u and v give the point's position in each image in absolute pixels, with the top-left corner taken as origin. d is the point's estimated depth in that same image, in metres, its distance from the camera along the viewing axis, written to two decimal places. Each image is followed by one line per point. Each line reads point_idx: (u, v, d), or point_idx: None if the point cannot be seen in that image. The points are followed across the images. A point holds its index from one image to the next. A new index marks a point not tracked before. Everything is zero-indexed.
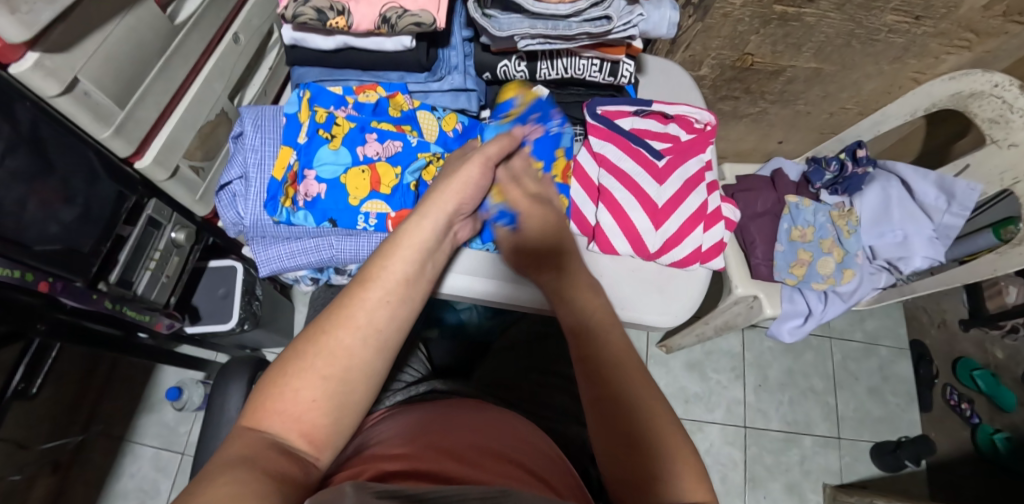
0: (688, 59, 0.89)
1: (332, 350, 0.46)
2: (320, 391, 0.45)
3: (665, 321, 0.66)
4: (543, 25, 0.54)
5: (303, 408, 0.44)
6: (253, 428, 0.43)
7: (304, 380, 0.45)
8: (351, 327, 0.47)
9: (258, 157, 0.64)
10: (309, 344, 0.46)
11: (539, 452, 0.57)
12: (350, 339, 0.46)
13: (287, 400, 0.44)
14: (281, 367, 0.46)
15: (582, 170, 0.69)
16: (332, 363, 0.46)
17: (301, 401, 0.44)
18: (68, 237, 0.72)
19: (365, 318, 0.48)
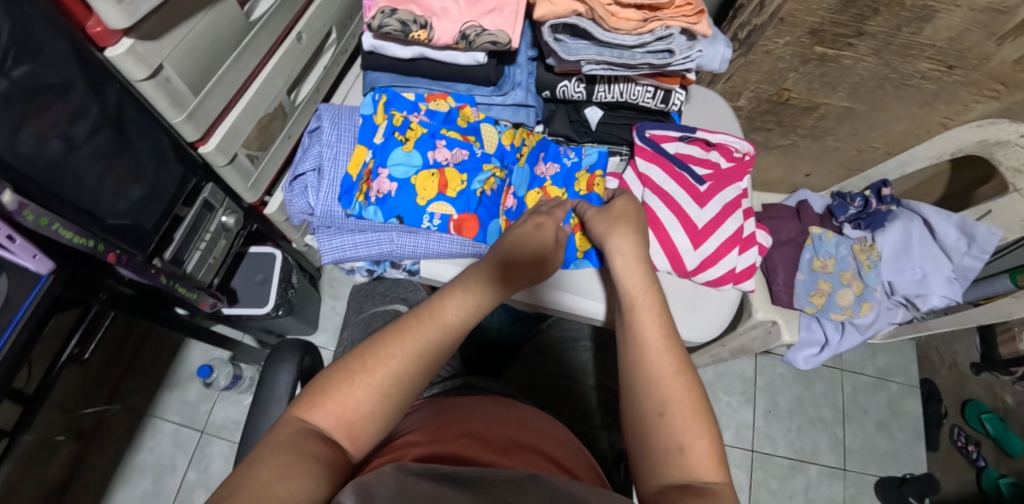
0: (728, 90, 0.93)
1: (388, 361, 0.50)
2: (373, 402, 0.49)
3: (698, 336, 0.70)
4: (608, 53, 0.60)
5: (352, 413, 0.48)
6: (305, 420, 0.47)
7: (357, 387, 0.49)
8: (408, 347, 0.52)
9: (332, 152, 0.69)
10: (368, 358, 0.50)
11: (566, 448, 0.61)
12: (402, 356, 0.51)
13: (342, 401, 0.48)
14: (342, 374, 0.50)
15: (627, 189, 0.73)
16: (383, 375, 0.50)
17: (353, 402, 0.48)
18: (134, 214, 0.77)
19: (419, 339, 0.53)
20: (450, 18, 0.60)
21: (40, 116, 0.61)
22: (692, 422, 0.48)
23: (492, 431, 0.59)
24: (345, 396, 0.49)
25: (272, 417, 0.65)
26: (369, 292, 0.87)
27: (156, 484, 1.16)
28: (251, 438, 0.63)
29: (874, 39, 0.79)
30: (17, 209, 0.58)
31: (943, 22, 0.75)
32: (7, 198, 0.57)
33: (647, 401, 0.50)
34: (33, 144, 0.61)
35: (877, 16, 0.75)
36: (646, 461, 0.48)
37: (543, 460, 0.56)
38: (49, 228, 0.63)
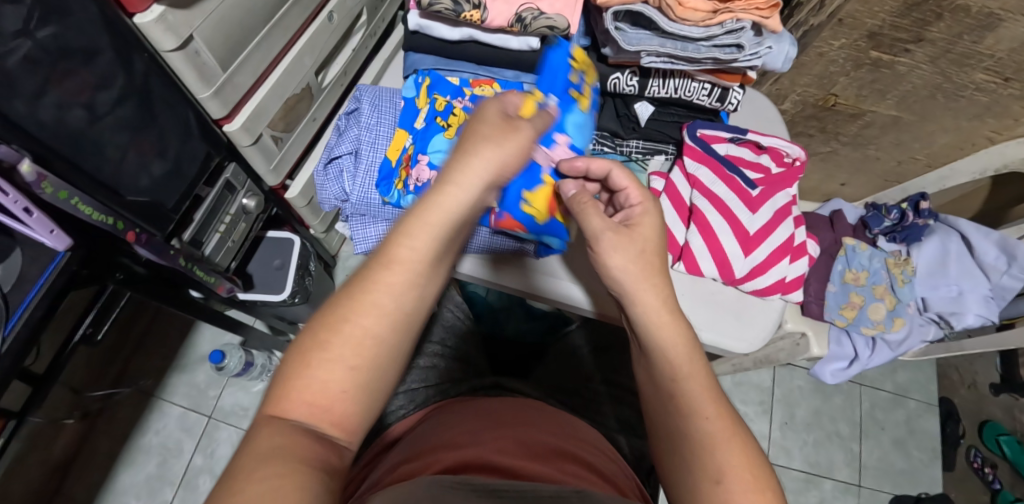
0: (773, 92, 0.90)
1: (373, 315, 0.36)
2: (353, 381, 0.35)
3: (743, 347, 0.67)
4: (671, 44, 0.57)
5: (323, 406, 0.34)
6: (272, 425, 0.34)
7: (325, 369, 0.35)
8: (376, 308, 0.36)
9: (371, 136, 0.70)
10: (322, 331, 0.35)
11: (599, 454, 0.59)
12: (384, 316, 0.36)
13: (315, 386, 0.34)
14: (304, 353, 0.35)
15: (675, 189, 0.71)
16: (371, 348, 0.36)
17: (330, 384, 0.35)
18: (155, 191, 0.73)
19: (396, 295, 0.37)
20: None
21: (65, 82, 0.56)
22: (752, 485, 0.41)
23: (515, 440, 0.55)
24: (307, 384, 0.34)
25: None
26: None
27: (161, 468, 1.13)
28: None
29: (932, 46, 0.76)
30: (35, 181, 0.55)
31: (1007, 31, 0.72)
32: (25, 168, 0.54)
33: (698, 465, 0.43)
34: (57, 112, 0.56)
35: (939, 22, 0.72)
36: (684, 477, 0.44)
37: (578, 466, 0.54)
38: (68, 202, 0.58)
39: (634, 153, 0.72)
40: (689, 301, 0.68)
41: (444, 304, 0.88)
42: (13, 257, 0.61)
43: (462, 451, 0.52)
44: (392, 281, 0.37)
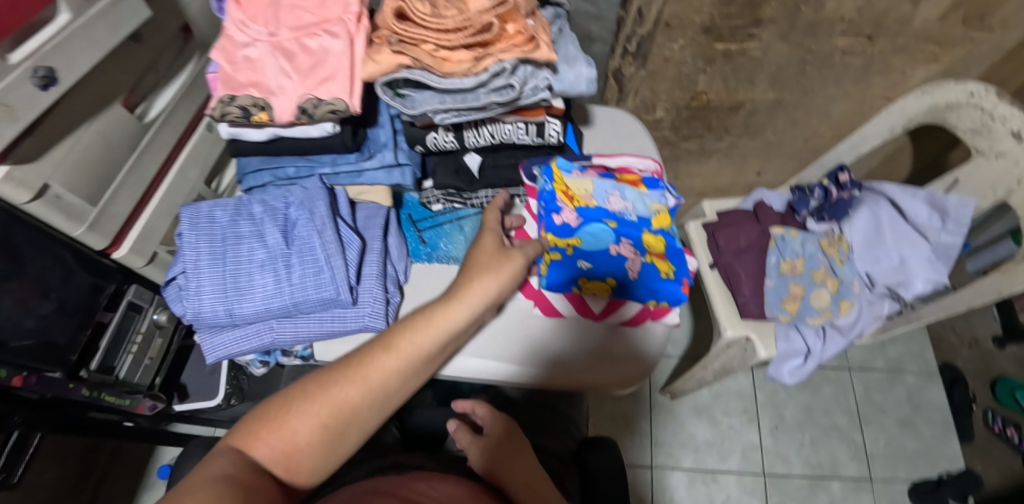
0: (640, 105, 0.87)
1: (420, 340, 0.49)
2: (310, 433, 0.44)
3: (619, 385, 0.61)
4: (453, 98, 0.56)
5: (314, 446, 0.44)
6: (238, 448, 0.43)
7: (299, 419, 0.44)
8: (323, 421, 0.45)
9: (196, 254, 0.61)
10: (298, 399, 0.45)
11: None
12: (325, 416, 0.45)
13: (281, 432, 0.44)
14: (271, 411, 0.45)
15: (526, 233, 0.67)
16: (323, 437, 0.45)
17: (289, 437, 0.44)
18: (42, 331, 0.75)
19: (351, 412, 0.46)
20: (287, 95, 0.57)
21: None
22: None
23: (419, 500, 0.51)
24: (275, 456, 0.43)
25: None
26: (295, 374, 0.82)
27: None
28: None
29: (775, 24, 0.73)
30: None
31: None
32: None
33: None
34: None
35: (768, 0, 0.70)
36: None
37: None
38: None
39: (485, 203, 0.71)
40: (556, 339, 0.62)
41: None
42: None
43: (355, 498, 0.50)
44: (345, 394, 0.46)
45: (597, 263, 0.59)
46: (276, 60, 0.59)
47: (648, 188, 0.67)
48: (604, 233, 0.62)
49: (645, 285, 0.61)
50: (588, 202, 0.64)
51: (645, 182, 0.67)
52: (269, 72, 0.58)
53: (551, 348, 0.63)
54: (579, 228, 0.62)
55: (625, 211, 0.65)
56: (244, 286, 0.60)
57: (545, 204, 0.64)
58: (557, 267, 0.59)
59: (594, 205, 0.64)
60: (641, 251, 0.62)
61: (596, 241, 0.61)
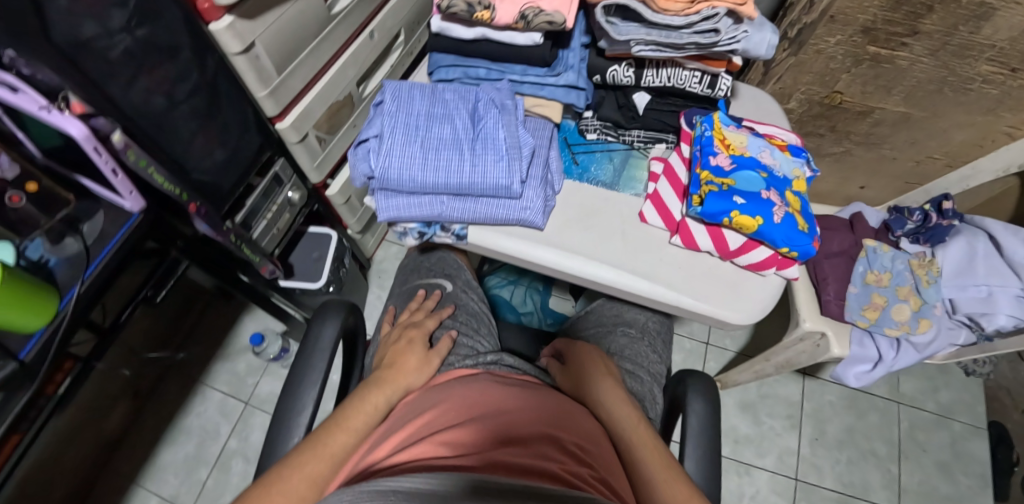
0: (778, 92, 0.94)
1: None
2: (324, 467, 0.53)
3: (737, 318, 0.69)
4: (657, 33, 0.64)
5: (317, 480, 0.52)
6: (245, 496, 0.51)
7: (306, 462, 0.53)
8: (325, 458, 0.54)
9: (395, 121, 0.69)
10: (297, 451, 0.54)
11: (581, 430, 0.58)
12: (324, 464, 0.53)
13: (300, 464, 0.52)
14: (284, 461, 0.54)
15: (673, 172, 0.74)
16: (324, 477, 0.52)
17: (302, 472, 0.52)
18: (214, 174, 0.86)
19: (335, 453, 0.54)
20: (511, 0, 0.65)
21: (152, 74, 0.70)
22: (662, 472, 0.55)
23: (489, 413, 0.56)
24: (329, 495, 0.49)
25: (309, 380, 0.69)
26: (415, 265, 0.91)
27: (198, 450, 1.20)
28: (304, 379, 0.69)
29: (929, 39, 0.79)
30: (123, 149, 0.65)
31: (1004, 20, 0.74)
32: (116, 137, 0.64)
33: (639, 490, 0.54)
34: (143, 95, 0.70)
35: (932, 13, 0.75)
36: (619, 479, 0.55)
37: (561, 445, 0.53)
38: (146, 170, 0.70)
39: (636, 141, 0.78)
40: (684, 273, 0.70)
41: (459, 285, 0.87)
42: (99, 217, 0.73)
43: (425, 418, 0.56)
44: (328, 443, 0.55)
45: (750, 201, 0.65)
46: None
47: (794, 155, 0.73)
48: (755, 179, 0.68)
49: (786, 232, 0.66)
50: (744, 153, 0.70)
51: (792, 150, 0.73)
52: None
53: (679, 275, 0.70)
54: (731, 172, 0.68)
55: (774, 166, 0.71)
56: (431, 158, 0.67)
57: (703, 147, 0.71)
58: (714, 197, 0.65)
59: (748, 155, 0.70)
60: (786, 202, 0.68)
61: (749, 185, 0.67)
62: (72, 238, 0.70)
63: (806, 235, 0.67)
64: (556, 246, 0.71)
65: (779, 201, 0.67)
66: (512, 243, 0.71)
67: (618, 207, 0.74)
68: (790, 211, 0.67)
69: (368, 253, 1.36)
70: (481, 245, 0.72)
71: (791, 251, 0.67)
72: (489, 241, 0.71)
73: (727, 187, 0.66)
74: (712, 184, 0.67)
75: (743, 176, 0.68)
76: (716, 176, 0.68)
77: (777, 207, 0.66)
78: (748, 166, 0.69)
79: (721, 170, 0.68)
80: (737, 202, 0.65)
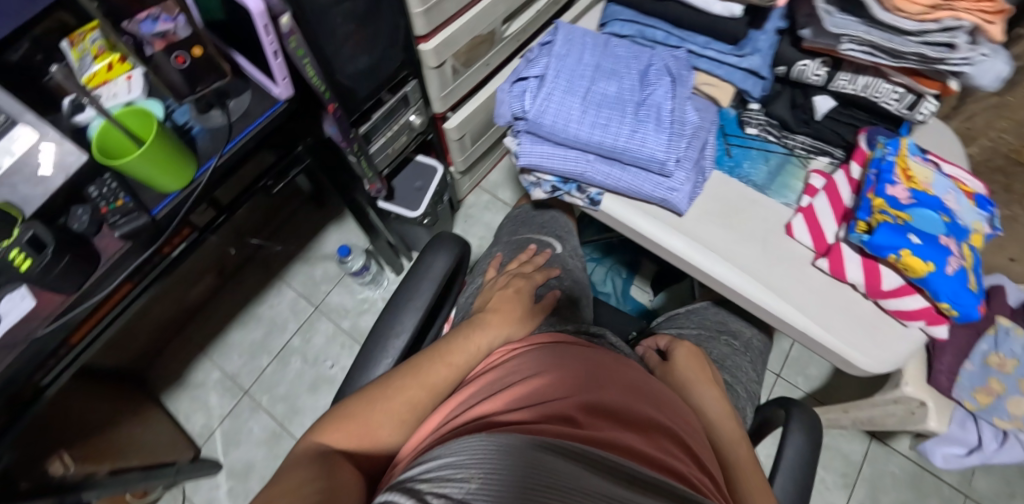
0: (962, 131, 0.85)
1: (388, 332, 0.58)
2: (423, 394, 0.54)
3: (864, 363, 0.63)
4: (879, 34, 0.57)
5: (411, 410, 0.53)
6: (346, 407, 0.53)
7: (405, 389, 0.54)
8: (424, 386, 0.55)
9: (562, 65, 0.66)
10: (398, 375, 0.55)
11: (680, 426, 0.55)
12: (423, 392, 0.54)
13: (401, 389, 0.54)
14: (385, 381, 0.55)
15: (836, 189, 0.67)
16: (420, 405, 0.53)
17: (403, 397, 0.53)
18: (353, 80, 0.85)
19: (434, 383, 0.55)
20: None
21: None
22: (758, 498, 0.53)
23: (592, 383, 0.53)
24: (427, 426, 0.51)
25: (410, 309, 0.67)
26: (526, 219, 0.90)
27: (264, 338, 1.26)
28: (404, 305, 0.67)
29: None
30: (287, 33, 0.64)
31: None
32: (284, 20, 0.62)
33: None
34: None
35: None
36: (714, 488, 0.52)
37: (660, 440, 0.50)
38: (301, 60, 0.68)
39: (798, 148, 0.72)
40: (822, 302, 0.65)
41: (567, 249, 0.86)
42: (245, 97, 0.70)
43: (526, 371, 0.55)
44: (430, 372, 0.56)
45: (926, 244, 0.58)
46: None
47: (978, 206, 0.65)
48: (933, 221, 0.61)
49: (955, 287, 0.59)
50: (926, 189, 0.63)
51: (977, 199, 0.66)
52: None
53: (813, 301, 0.65)
54: (909, 206, 0.61)
55: (955, 212, 0.63)
56: (590, 113, 0.64)
57: (881, 171, 0.64)
58: (886, 229, 0.59)
59: (930, 193, 0.63)
60: (961, 255, 0.60)
61: (926, 226, 0.60)
62: (218, 111, 0.68)
63: (974, 295, 0.59)
64: (690, 236, 0.67)
65: (957, 252, 0.60)
66: (644, 222, 0.68)
67: (763, 212, 0.69)
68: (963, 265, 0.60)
69: (460, 195, 1.35)
70: (610, 215, 0.70)
71: (951, 308, 0.60)
72: (621, 213, 0.69)
73: (902, 222, 0.59)
74: (884, 215, 0.60)
75: (922, 214, 0.61)
76: (892, 206, 0.61)
77: (953, 258, 0.59)
78: (929, 205, 0.62)
79: (899, 202, 0.61)
80: (910, 241, 0.58)
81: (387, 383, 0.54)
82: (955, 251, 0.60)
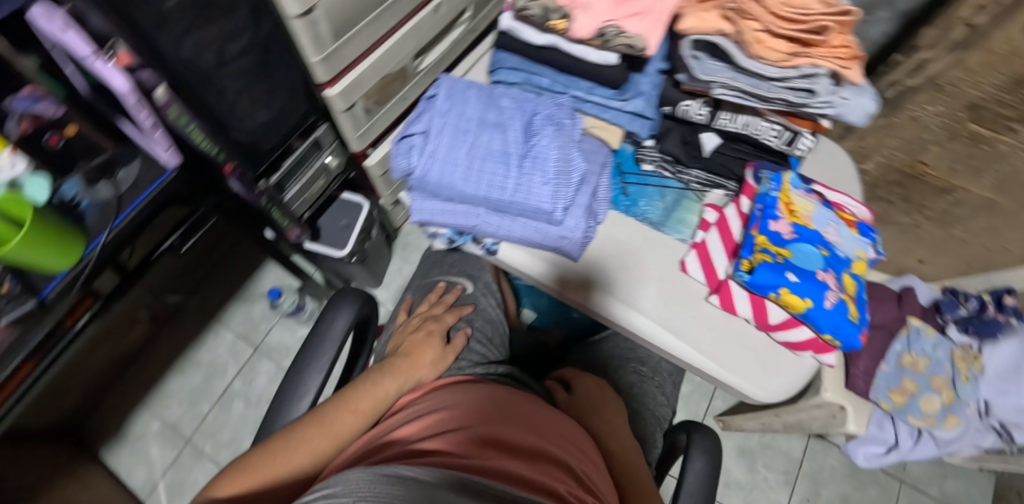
0: (857, 149, 0.88)
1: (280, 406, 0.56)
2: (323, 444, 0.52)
3: (758, 395, 0.66)
4: (745, 80, 0.59)
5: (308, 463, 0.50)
6: (233, 474, 0.49)
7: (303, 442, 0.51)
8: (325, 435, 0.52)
9: (445, 120, 0.66)
10: (296, 427, 0.52)
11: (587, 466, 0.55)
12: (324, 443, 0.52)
13: (299, 441, 0.51)
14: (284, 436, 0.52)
15: (726, 225, 0.69)
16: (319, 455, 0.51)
17: (299, 448, 0.50)
18: (253, 136, 0.86)
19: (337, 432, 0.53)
20: (592, 13, 0.61)
21: (204, 30, 0.67)
22: None
23: (497, 428, 0.53)
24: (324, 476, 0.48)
25: (316, 367, 0.67)
26: (438, 260, 0.89)
27: (204, 383, 1.23)
28: (309, 366, 0.67)
29: None
30: (165, 105, 0.60)
31: None
32: (160, 92, 0.58)
33: None
34: (192, 52, 0.68)
35: None
36: None
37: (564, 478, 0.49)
38: (185, 127, 0.64)
39: (692, 182, 0.73)
40: (716, 337, 0.67)
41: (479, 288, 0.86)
42: (133, 166, 0.67)
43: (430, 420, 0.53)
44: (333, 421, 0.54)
45: (803, 281, 0.61)
46: None
47: (860, 234, 0.68)
48: (813, 255, 0.63)
49: (834, 319, 0.62)
50: (808, 223, 0.65)
51: (859, 227, 0.68)
52: None
53: (708, 338, 0.67)
54: (790, 242, 0.64)
55: (836, 244, 0.66)
56: (475, 167, 0.64)
57: (765, 208, 0.66)
58: (765, 269, 0.61)
59: (811, 227, 0.65)
60: (841, 287, 0.63)
61: (805, 262, 0.63)
62: (106, 183, 0.65)
63: (854, 325, 0.62)
64: (586, 279, 0.69)
65: (834, 285, 0.62)
66: (541, 268, 0.69)
67: (658, 250, 0.70)
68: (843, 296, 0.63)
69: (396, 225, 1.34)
70: (509, 263, 0.71)
71: (834, 338, 0.63)
72: (518, 261, 0.70)
73: (782, 260, 0.62)
74: (765, 253, 0.63)
75: (802, 249, 0.63)
76: (773, 243, 0.64)
77: (831, 292, 0.62)
78: (809, 239, 0.64)
79: (780, 239, 0.64)
80: (788, 279, 0.61)
81: (284, 436, 0.51)
82: (833, 284, 0.62)
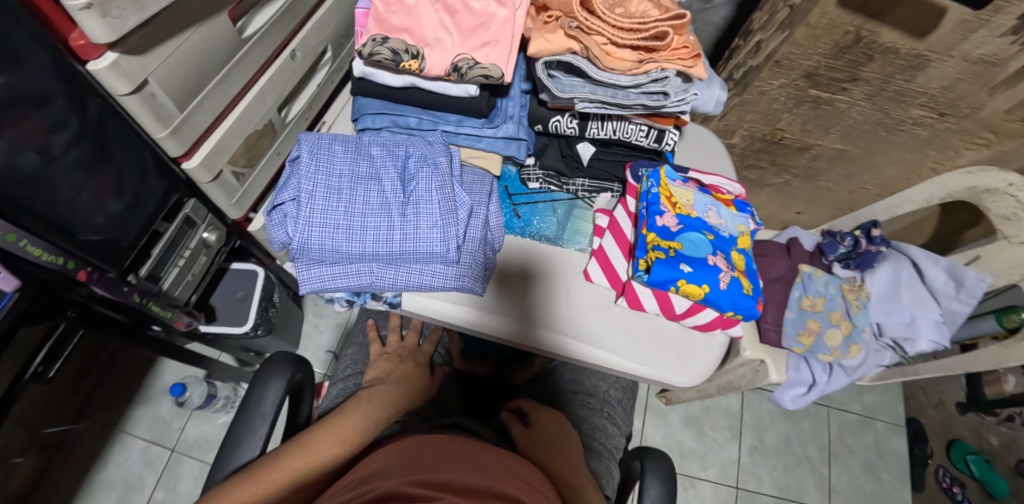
0: (722, 128, 0.94)
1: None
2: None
3: (683, 381, 0.68)
4: (602, 91, 0.60)
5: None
6: None
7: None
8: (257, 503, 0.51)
9: (313, 183, 0.62)
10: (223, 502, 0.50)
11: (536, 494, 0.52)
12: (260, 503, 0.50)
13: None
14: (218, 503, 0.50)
15: (618, 227, 0.72)
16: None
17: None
18: (110, 229, 0.73)
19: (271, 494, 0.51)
20: (442, 49, 0.60)
21: (18, 128, 0.57)
22: None
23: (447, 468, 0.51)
24: None
25: (242, 458, 0.58)
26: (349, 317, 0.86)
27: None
28: None
29: (868, 84, 0.78)
30: None
31: (937, 70, 0.74)
32: None
33: None
34: (7, 156, 0.57)
35: (872, 62, 0.74)
36: None
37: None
38: (17, 245, 0.60)
39: (580, 191, 0.75)
40: (632, 335, 0.69)
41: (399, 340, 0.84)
42: None
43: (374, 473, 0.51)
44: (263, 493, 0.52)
45: (696, 268, 0.64)
46: (435, 12, 0.62)
47: (739, 210, 0.72)
48: (700, 241, 0.67)
49: (731, 296, 0.65)
50: (690, 211, 0.69)
51: (736, 205, 0.72)
52: (426, 23, 0.61)
53: (625, 339, 0.68)
54: (678, 233, 0.67)
55: (720, 225, 0.69)
56: (356, 225, 0.61)
57: (649, 204, 0.68)
58: (660, 264, 0.64)
59: (693, 214, 0.69)
60: (731, 266, 0.67)
61: (694, 249, 0.66)
62: None
63: (750, 297, 0.66)
64: (498, 309, 0.68)
65: (726, 266, 0.66)
66: (451, 309, 0.67)
67: (562, 265, 0.71)
68: (734, 273, 0.66)
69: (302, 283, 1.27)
70: (416, 310, 0.68)
71: (736, 313, 0.66)
72: (424, 307, 0.67)
73: (674, 252, 0.65)
74: (658, 249, 0.65)
75: (689, 238, 0.66)
76: (663, 237, 0.66)
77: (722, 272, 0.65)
78: (694, 227, 0.68)
79: (669, 232, 0.66)
80: (682, 270, 0.64)
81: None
82: (724, 265, 0.66)
